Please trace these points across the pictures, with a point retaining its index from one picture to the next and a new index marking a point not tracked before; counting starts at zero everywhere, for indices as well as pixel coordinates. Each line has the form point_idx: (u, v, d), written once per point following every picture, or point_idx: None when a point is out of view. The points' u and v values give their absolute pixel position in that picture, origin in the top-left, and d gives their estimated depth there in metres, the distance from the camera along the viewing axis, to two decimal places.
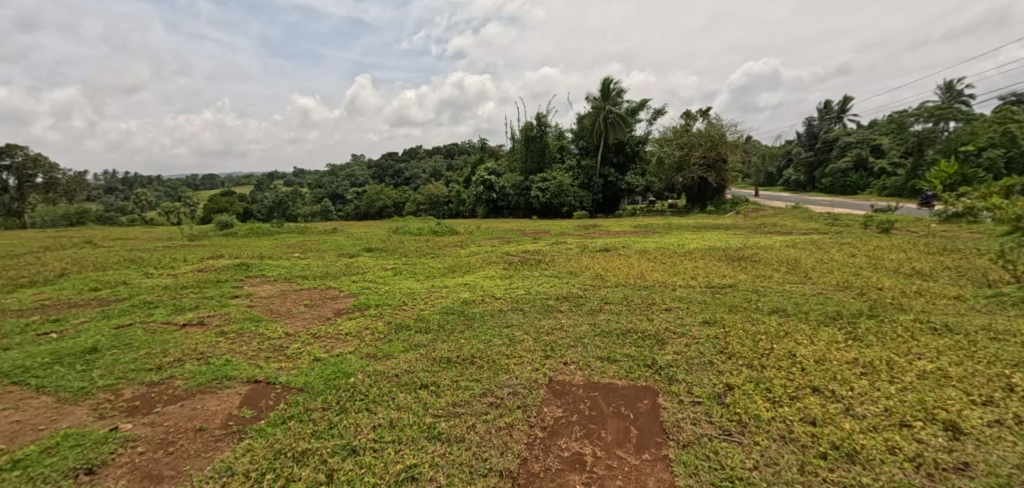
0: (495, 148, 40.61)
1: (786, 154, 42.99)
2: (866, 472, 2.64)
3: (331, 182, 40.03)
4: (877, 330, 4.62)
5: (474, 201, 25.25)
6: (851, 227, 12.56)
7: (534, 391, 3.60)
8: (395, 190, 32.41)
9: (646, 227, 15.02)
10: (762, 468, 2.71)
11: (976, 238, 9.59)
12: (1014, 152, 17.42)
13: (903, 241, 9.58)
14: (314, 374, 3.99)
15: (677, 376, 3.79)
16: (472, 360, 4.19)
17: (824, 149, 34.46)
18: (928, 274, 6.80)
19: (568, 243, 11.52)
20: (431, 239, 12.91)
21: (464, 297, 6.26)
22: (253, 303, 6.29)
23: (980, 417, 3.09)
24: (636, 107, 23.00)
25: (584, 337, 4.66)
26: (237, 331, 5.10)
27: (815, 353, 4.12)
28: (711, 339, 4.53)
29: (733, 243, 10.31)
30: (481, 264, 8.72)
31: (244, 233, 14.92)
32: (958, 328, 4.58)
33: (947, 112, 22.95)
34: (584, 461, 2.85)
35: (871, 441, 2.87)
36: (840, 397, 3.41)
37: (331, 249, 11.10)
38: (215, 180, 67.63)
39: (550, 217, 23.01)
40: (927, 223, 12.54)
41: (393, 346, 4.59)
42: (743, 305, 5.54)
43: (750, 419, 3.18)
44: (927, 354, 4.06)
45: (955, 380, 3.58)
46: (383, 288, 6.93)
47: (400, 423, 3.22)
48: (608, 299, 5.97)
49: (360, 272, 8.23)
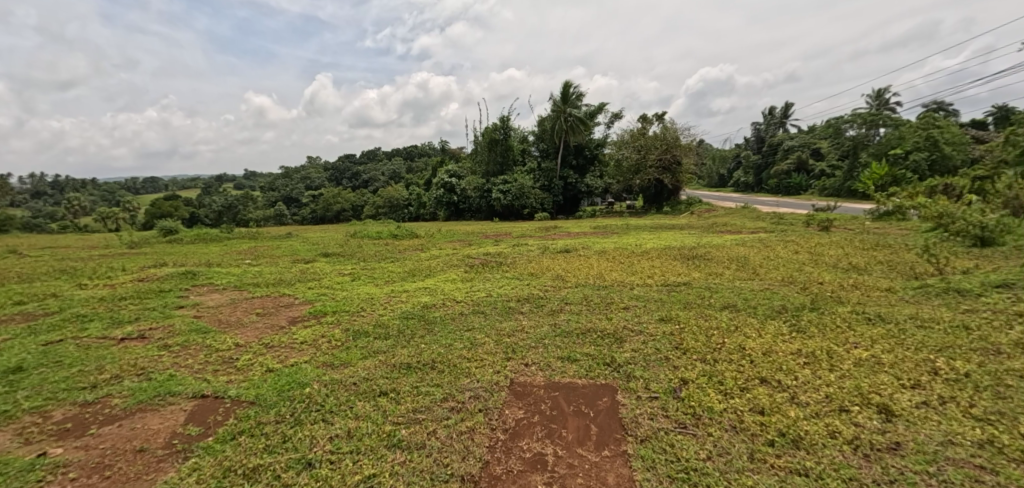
0: (457, 151, 40.49)
1: (735, 157, 45.27)
2: (810, 456, 2.81)
3: (286, 185, 38.56)
4: (819, 321, 4.93)
5: (435, 204, 25.02)
6: (796, 225, 13.29)
7: (496, 394, 3.59)
8: (352, 193, 31.58)
9: (605, 227, 15.37)
10: (715, 458, 2.82)
11: (904, 234, 10.38)
12: (936, 156, 19.06)
13: (841, 238, 10.23)
14: (266, 385, 3.82)
15: (635, 373, 3.89)
16: (432, 365, 4.12)
17: (770, 152, 36.46)
18: (863, 268, 7.31)
19: (529, 244, 11.61)
20: (391, 243, 12.67)
21: (425, 301, 6.16)
22: (198, 313, 5.91)
23: (909, 399, 3.35)
24: (594, 111, 23.43)
25: (545, 338, 4.69)
26: (182, 344, 4.80)
27: (762, 346, 4.33)
28: (666, 335, 4.67)
29: (687, 242, 10.70)
30: (442, 267, 8.64)
31: (190, 240, 14.09)
32: (889, 318, 4.95)
33: (878, 118, 24.78)
34: (545, 461, 2.87)
35: (814, 427, 3.05)
36: (786, 387, 3.60)
37: (285, 255, 10.60)
38: (159, 184, 63.82)
39: (511, 219, 23.08)
40: (861, 221, 13.51)
41: (352, 353, 4.46)
42: (697, 302, 5.76)
43: (704, 411, 3.31)
44: (863, 343, 4.36)
45: (887, 366, 3.87)
46: (340, 294, 6.70)
47: (359, 432, 3.13)
48: (568, 299, 6.06)
49: (317, 277, 7.95)
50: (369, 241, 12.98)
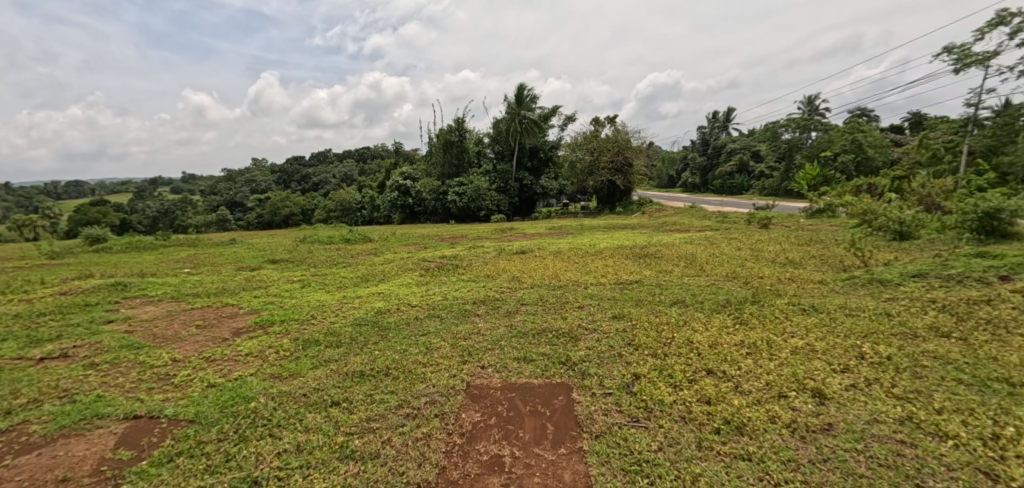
0: (412, 152, 39.86)
1: (683, 159, 47.34)
2: (752, 441, 2.97)
3: (230, 188, 36.49)
4: (760, 314, 5.24)
5: (389, 207, 24.48)
6: (738, 223, 14.07)
7: (452, 398, 3.55)
8: (302, 197, 30.34)
9: (560, 228, 15.60)
10: (666, 449, 2.93)
11: (832, 230, 11.23)
12: (860, 158, 20.76)
13: (778, 234, 10.91)
14: (207, 402, 3.59)
15: (590, 370, 3.97)
16: (386, 371, 4.03)
17: (714, 154, 38.40)
18: (798, 262, 7.84)
19: (485, 246, 11.61)
20: (343, 247, 12.28)
21: (378, 306, 6.02)
22: (130, 328, 5.46)
23: (840, 383, 3.63)
24: (548, 113, 23.78)
25: (501, 339, 4.71)
26: (112, 361, 4.43)
27: (709, 339, 4.55)
28: (620, 332, 4.81)
29: (638, 241, 11.07)
30: (397, 271, 8.48)
31: (119, 248, 13.03)
32: (821, 308, 5.34)
33: (809, 123, 26.67)
34: (503, 463, 2.87)
35: (756, 413, 3.24)
36: (731, 376, 3.80)
37: (227, 263, 10.03)
38: (84, 188, 58.63)
39: (468, 221, 22.99)
40: (796, 218, 14.49)
41: (302, 363, 4.28)
42: (648, 298, 5.97)
43: (655, 404, 3.43)
44: (799, 332, 4.68)
45: (820, 353, 4.17)
46: (289, 303, 6.42)
47: (309, 445, 3.00)
48: (524, 300, 6.12)
49: (263, 285, 7.58)
50: (319, 247, 12.52)
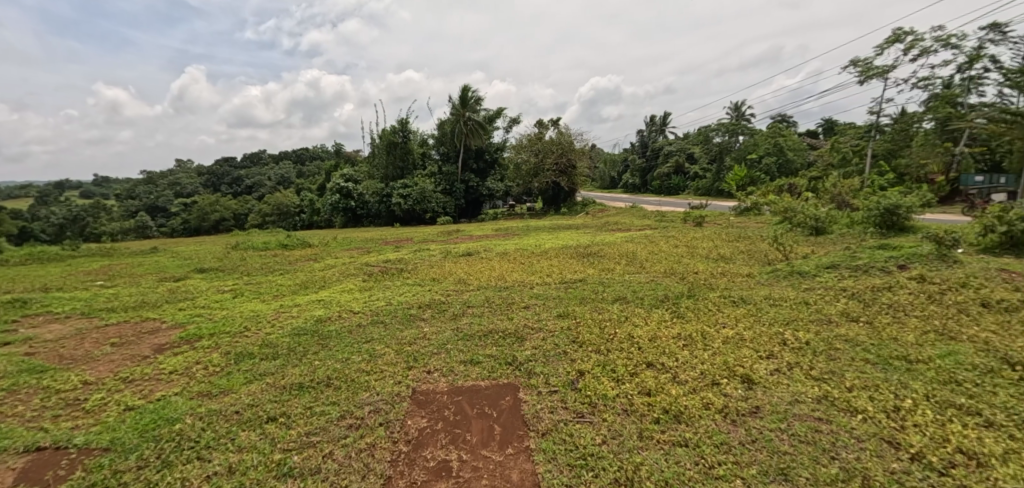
0: (355, 153, 38.55)
1: (624, 161, 49.24)
2: (688, 428, 3.15)
3: (150, 192, 33.49)
4: (695, 307, 5.56)
5: (330, 210, 23.52)
6: (675, 222, 14.85)
7: (397, 405, 3.48)
8: (234, 200, 28.43)
9: (506, 230, 15.74)
10: (609, 441, 3.04)
11: (757, 227, 12.14)
12: (782, 160, 22.60)
13: (711, 232, 11.63)
14: (124, 427, 3.28)
15: (536, 369, 4.04)
16: (328, 382, 3.87)
17: (653, 156, 40.28)
18: (728, 257, 8.40)
19: (431, 249, 11.47)
20: (280, 254, 11.66)
21: (318, 315, 5.77)
22: (31, 350, 4.86)
23: (765, 368, 3.93)
24: (493, 115, 23.90)
25: (447, 343, 4.67)
26: (7, 389, 3.93)
27: (649, 333, 4.77)
28: (565, 330, 4.93)
29: (581, 241, 11.39)
30: (338, 276, 8.17)
31: (13, 260, 11.57)
32: (749, 299, 5.76)
33: (737, 128, 28.66)
34: (450, 467, 2.85)
35: (692, 401, 3.44)
36: (669, 368, 4.01)
37: (146, 273, 9.20)
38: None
39: (413, 223, 22.59)
40: (726, 216, 15.52)
41: (234, 379, 4.02)
42: (592, 296, 6.16)
43: (599, 399, 3.54)
44: (730, 322, 5.02)
45: (748, 341, 4.49)
46: (219, 314, 5.99)
47: (242, 466, 2.83)
48: (471, 302, 6.11)
49: (189, 297, 7.02)
50: (253, 253, 11.80)
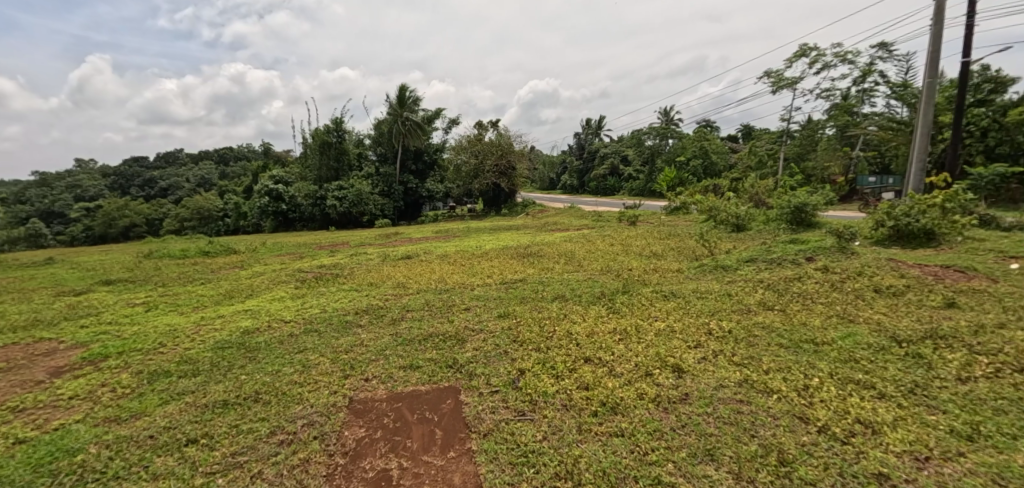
0: (285, 153, 36.43)
1: (564, 162, 50.55)
2: (624, 418, 3.32)
3: (41, 195, 29.58)
4: (629, 302, 5.86)
5: (259, 214, 22.06)
6: (611, 221, 15.49)
7: (333, 417, 3.35)
8: (145, 204, 25.82)
9: (446, 232, 15.63)
10: (550, 437, 3.12)
11: (685, 225, 12.98)
12: (707, 162, 24.28)
13: (644, 230, 12.26)
14: (11, 464, 2.89)
15: (477, 371, 4.06)
16: (256, 397, 3.65)
17: (591, 157, 41.69)
18: (659, 254, 8.90)
19: (368, 253, 11.13)
20: (200, 262, 10.78)
21: (245, 326, 5.40)
22: None
23: (693, 357, 4.23)
24: (432, 115, 23.60)
25: (386, 349, 4.56)
26: None
27: (587, 329, 4.95)
28: (506, 330, 4.99)
29: (522, 242, 11.56)
30: (268, 284, 7.70)
31: None
32: (678, 293, 6.16)
33: (667, 132, 30.41)
34: (390, 476, 2.79)
35: (627, 392, 3.62)
36: (606, 361, 4.19)
37: (37, 288, 8.13)
38: None
39: (349, 227, 21.76)
40: (658, 215, 16.44)
41: (148, 400, 3.67)
42: (532, 295, 6.28)
43: (539, 396, 3.63)
44: (661, 316, 5.34)
45: (678, 332, 4.80)
46: (129, 330, 5.43)
47: None
48: (410, 306, 6.00)
49: (91, 312, 6.30)
50: (168, 262, 10.81)
